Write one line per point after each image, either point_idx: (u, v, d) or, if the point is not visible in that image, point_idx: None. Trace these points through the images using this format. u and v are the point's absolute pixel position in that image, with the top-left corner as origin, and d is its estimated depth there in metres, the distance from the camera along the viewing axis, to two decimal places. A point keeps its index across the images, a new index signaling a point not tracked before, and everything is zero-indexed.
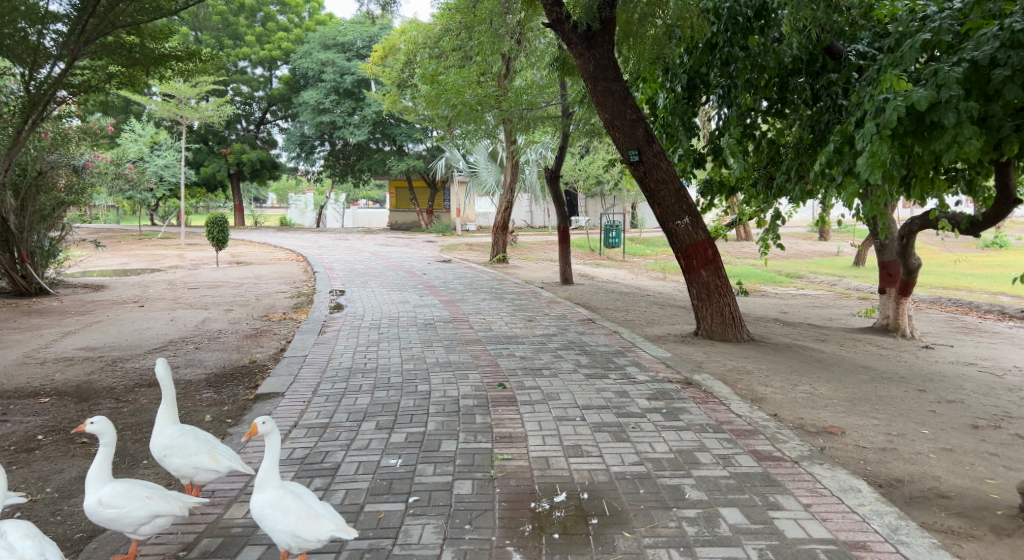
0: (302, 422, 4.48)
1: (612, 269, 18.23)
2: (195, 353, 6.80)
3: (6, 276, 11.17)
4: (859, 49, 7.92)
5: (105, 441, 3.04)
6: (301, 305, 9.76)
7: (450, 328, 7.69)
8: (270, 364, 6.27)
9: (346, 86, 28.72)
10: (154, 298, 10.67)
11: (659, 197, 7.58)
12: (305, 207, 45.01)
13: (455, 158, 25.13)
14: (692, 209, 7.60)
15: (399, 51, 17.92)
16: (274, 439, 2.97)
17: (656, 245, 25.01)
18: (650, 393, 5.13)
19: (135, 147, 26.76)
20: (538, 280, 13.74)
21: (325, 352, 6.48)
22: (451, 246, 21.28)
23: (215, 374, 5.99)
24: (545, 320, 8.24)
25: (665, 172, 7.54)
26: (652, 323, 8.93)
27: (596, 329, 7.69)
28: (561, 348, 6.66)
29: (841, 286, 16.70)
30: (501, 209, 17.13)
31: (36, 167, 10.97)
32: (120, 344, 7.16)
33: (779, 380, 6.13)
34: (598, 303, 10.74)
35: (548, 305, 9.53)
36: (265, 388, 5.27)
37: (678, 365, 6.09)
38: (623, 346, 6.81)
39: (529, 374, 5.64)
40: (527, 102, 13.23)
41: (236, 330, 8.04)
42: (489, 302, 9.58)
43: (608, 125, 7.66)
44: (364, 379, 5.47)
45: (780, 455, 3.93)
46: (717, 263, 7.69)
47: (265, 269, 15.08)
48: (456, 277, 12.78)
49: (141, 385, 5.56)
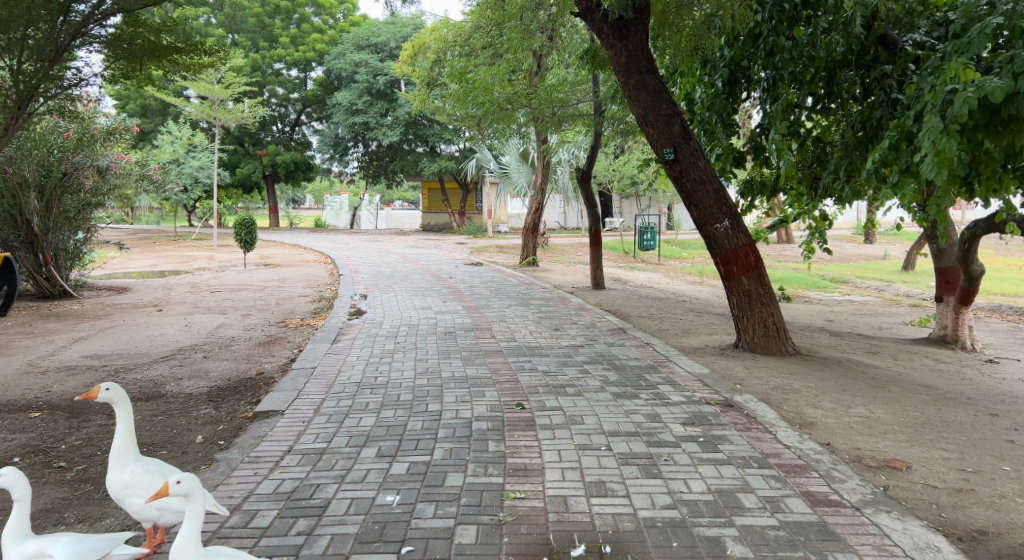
0: (297, 447, 4.07)
1: (647, 273, 17.59)
2: (201, 363, 6.47)
3: (30, 278, 11.10)
4: (917, 37, 7.28)
5: (18, 495, 2.65)
6: (321, 311, 9.42)
7: (471, 338, 7.24)
8: (275, 377, 5.89)
9: (378, 86, 28.55)
10: (175, 302, 10.45)
11: (696, 199, 7.03)
12: (340, 208, 45.22)
13: (486, 158, 24.75)
14: (733, 211, 7.02)
15: (429, 50, 17.54)
16: (195, 499, 2.56)
17: (693, 247, 24.27)
18: (686, 418, 4.60)
19: (172, 149, 26.98)
20: (569, 284, 13.20)
21: (335, 364, 6.08)
22: (482, 248, 20.89)
23: (218, 387, 5.63)
24: (573, 329, 7.74)
25: (703, 172, 6.98)
26: (688, 333, 8.35)
27: (626, 340, 7.15)
28: (588, 362, 6.15)
29: (890, 292, 15.84)
30: (532, 211, 16.67)
31: (60, 168, 10.83)
32: (127, 352, 6.87)
33: (830, 401, 5.53)
34: (630, 310, 10.18)
35: (576, 312, 9.02)
36: (265, 405, 4.88)
37: (717, 383, 5.54)
38: (656, 360, 6.28)
39: (551, 392, 5.15)
40: (558, 99, 12.72)
41: (249, 337, 7.71)
42: (514, 309, 9.10)
43: (642, 121, 7.13)
44: (372, 396, 5.05)
45: (839, 499, 3.38)
46: (760, 270, 7.10)
47: (291, 271, 14.85)
48: (483, 281, 12.34)
49: (138, 400, 5.22)
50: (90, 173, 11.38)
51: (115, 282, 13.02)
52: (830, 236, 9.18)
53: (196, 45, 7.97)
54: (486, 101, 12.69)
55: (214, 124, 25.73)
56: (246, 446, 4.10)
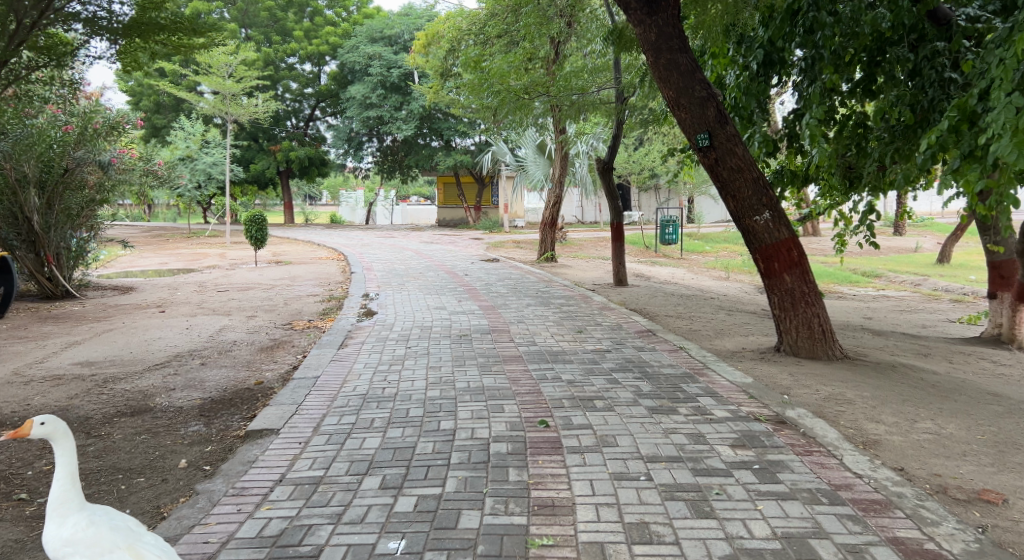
0: (289, 475, 3.54)
1: (670, 268, 16.95)
2: (198, 371, 5.98)
3: (32, 278, 10.77)
4: (970, 11, 6.50)
5: None
6: (329, 312, 8.93)
7: (488, 342, 6.69)
8: (275, 387, 5.39)
9: (392, 79, 28.02)
10: (179, 302, 10.01)
11: (733, 189, 6.42)
12: (355, 204, 45.02)
13: (503, 150, 24.16)
14: (774, 202, 6.41)
15: (442, 39, 16.97)
16: None
17: (716, 241, 23.57)
18: (734, 439, 4.01)
19: (185, 145, 26.68)
20: (589, 281, 12.62)
21: (340, 373, 5.56)
22: (498, 244, 20.41)
23: (212, 400, 5.13)
24: (598, 331, 7.18)
25: (740, 160, 6.37)
26: (722, 335, 7.74)
27: (658, 344, 6.56)
28: (616, 370, 5.58)
29: (928, 286, 15.06)
30: (549, 204, 16.08)
31: (61, 164, 10.39)
32: (120, 359, 6.40)
33: (892, 414, 4.91)
34: (656, 309, 9.57)
35: (600, 312, 8.44)
36: (259, 421, 4.37)
37: (763, 395, 4.95)
38: (692, 367, 5.69)
39: (578, 406, 4.59)
40: (578, 86, 12.03)
41: (252, 341, 7.21)
42: (534, 309, 8.54)
43: (673, 105, 6.53)
44: (377, 412, 4.52)
45: (936, 550, 2.79)
46: (804, 266, 6.48)
47: (301, 269, 14.42)
48: (499, 278, 11.80)
49: (122, 414, 4.71)
50: (94, 169, 10.97)
51: (122, 281, 12.64)
52: (870, 231, 8.49)
53: (182, 24, 7.65)
54: (502, 89, 12.10)
55: (227, 119, 25.38)
56: (232, 474, 3.58)
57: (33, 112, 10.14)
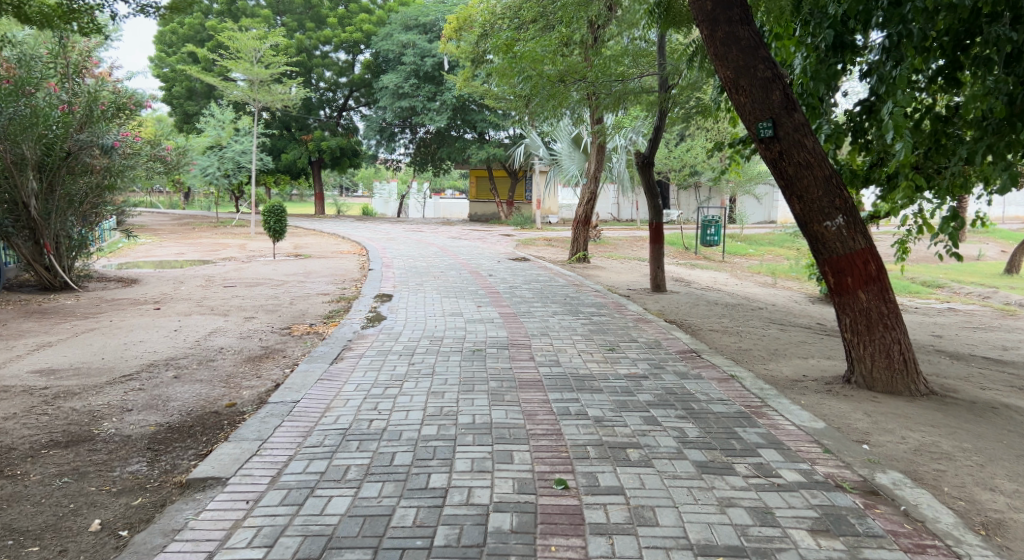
0: (218, 556, 2.69)
1: (711, 272, 15.81)
2: (167, 386, 5.18)
3: (29, 267, 10.21)
4: None
5: None
6: (334, 315, 8.10)
7: (504, 360, 5.76)
8: (247, 413, 4.54)
9: (426, 68, 27.18)
10: (178, 299, 9.30)
11: (799, 188, 5.39)
12: (388, 197, 44.61)
13: (536, 143, 23.10)
14: (849, 204, 5.35)
15: (474, 23, 15.96)
16: None
17: (760, 243, 22.25)
18: (814, 521, 3.01)
19: (214, 133, 26.18)
20: (624, 286, 11.61)
21: (325, 397, 4.70)
22: (528, 242, 19.49)
23: (169, 427, 4.29)
24: (633, 350, 6.20)
25: (810, 153, 5.33)
26: (777, 357, 6.70)
27: (704, 370, 5.54)
28: (654, 406, 4.60)
29: (998, 300, 13.67)
30: (583, 200, 15.07)
31: (63, 147, 9.83)
32: (86, 368, 5.64)
33: (1010, 476, 3.84)
34: (698, 321, 8.53)
35: (635, 325, 7.45)
36: (206, 466, 3.52)
37: (842, 447, 3.93)
38: (747, 404, 4.68)
39: (605, 458, 3.64)
40: (618, 72, 10.94)
41: (239, 349, 6.41)
42: (560, 320, 7.59)
43: (731, 87, 5.52)
44: (354, 458, 3.63)
45: None
46: (883, 282, 5.40)
47: (318, 263, 13.67)
48: (526, 281, 10.88)
49: (53, 445, 3.90)
50: (96, 153, 10.26)
51: (130, 273, 12.06)
52: (942, 243, 7.32)
53: None
54: (534, 75, 11.06)
55: (256, 107, 24.83)
56: (143, 552, 2.73)
57: (31, 89, 9.38)
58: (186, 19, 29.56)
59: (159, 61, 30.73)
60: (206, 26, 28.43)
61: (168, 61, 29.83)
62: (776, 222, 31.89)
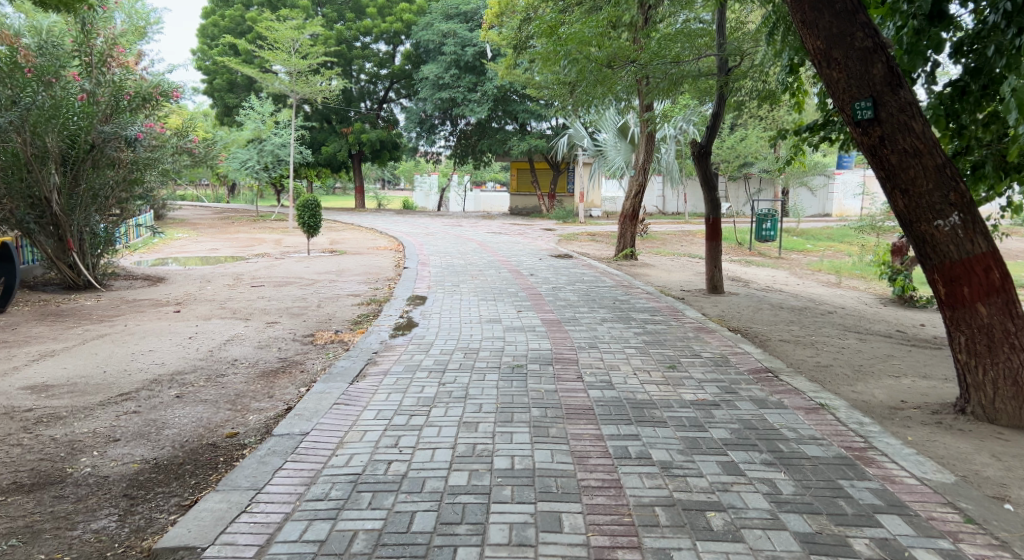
0: None
1: (769, 270, 14.70)
2: (165, 409, 4.57)
3: (53, 265, 9.86)
4: None
5: None
6: (362, 321, 7.44)
7: (548, 381, 4.98)
8: (247, 447, 3.87)
9: (466, 58, 26.38)
10: (202, 300, 8.79)
11: (904, 180, 4.47)
12: (430, 190, 44.15)
13: (580, 133, 22.14)
14: (966, 200, 4.40)
15: (516, 8, 15.10)
16: None
17: (818, 238, 20.91)
18: None
19: (253, 126, 25.85)
20: (677, 286, 10.72)
21: (338, 429, 4.01)
22: (572, 237, 18.64)
23: (154, 466, 3.65)
24: (697, 368, 5.37)
25: (919, 139, 4.40)
26: (865, 375, 5.76)
27: (786, 397, 4.68)
28: (732, 447, 3.77)
29: None
30: (630, 194, 14.15)
31: (87, 139, 9.44)
32: (84, 384, 5.08)
33: None
34: (765, 329, 7.63)
35: (696, 335, 6.60)
36: (181, 529, 2.85)
37: (987, 512, 3.04)
38: (847, 444, 3.80)
39: (680, 527, 2.86)
40: (672, 53, 10.01)
41: (254, 362, 5.78)
42: (611, 329, 6.77)
43: (821, 61, 4.63)
44: (363, 520, 2.92)
45: None
46: (1008, 294, 4.43)
47: (352, 260, 13.07)
48: (570, 281, 10.09)
49: (14, 490, 3.30)
50: (120, 146, 9.79)
51: (160, 271, 11.69)
52: None
53: None
54: (581, 58, 10.11)
55: (295, 99, 24.42)
56: None
57: (51, 78, 8.97)
58: (227, 12, 29.45)
59: (201, 54, 30.73)
60: (246, 18, 28.27)
61: (210, 54, 29.80)
62: (832, 216, 30.31)
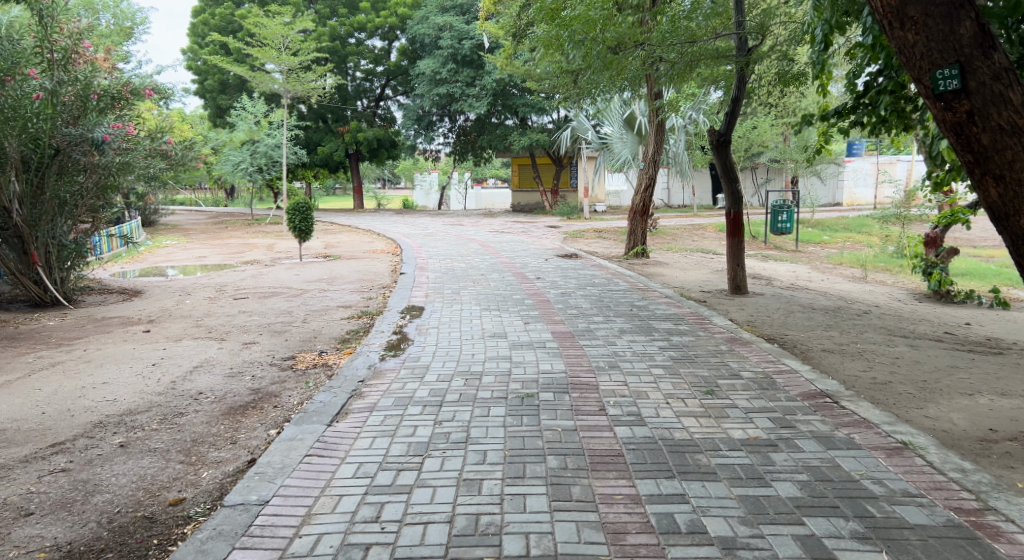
0: None
1: (789, 265, 13.84)
2: (103, 463, 3.76)
3: (17, 282, 9.08)
4: None
5: None
6: (350, 339, 6.61)
7: (565, 416, 4.15)
8: (191, 524, 3.05)
9: (463, 52, 25.39)
10: (176, 317, 7.97)
11: (1001, 163, 3.61)
12: (430, 188, 43.34)
13: (584, 126, 21.29)
14: None
15: None
16: None
17: (835, 230, 19.99)
18: None
19: (246, 127, 25.01)
20: (696, 287, 9.88)
21: (306, 494, 3.18)
22: (578, 234, 17.80)
23: (67, 554, 2.84)
24: (740, 395, 4.52)
25: (1018, 112, 3.56)
26: (936, 395, 4.90)
27: (856, 433, 3.83)
28: (809, 511, 2.94)
29: None
30: (641, 188, 13.30)
31: (49, 143, 8.65)
32: (14, 430, 4.28)
33: None
34: (803, 337, 6.79)
35: (731, 349, 5.75)
36: None
37: None
38: (954, 504, 2.96)
39: None
40: (687, 31, 9.12)
41: (221, 396, 4.96)
42: (632, 344, 5.93)
43: (893, 19, 3.79)
44: None
45: None
46: None
47: (345, 267, 12.24)
48: (580, 285, 9.26)
49: None
50: (88, 150, 9.00)
51: (140, 283, 10.88)
52: None
53: None
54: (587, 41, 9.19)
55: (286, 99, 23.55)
56: None
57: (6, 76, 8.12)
58: (217, 10, 28.60)
59: (192, 54, 29.93)
60: (236, 16, 27.42)
61: (201, 53, 28.98)
62: (842, 205, 29.41)
